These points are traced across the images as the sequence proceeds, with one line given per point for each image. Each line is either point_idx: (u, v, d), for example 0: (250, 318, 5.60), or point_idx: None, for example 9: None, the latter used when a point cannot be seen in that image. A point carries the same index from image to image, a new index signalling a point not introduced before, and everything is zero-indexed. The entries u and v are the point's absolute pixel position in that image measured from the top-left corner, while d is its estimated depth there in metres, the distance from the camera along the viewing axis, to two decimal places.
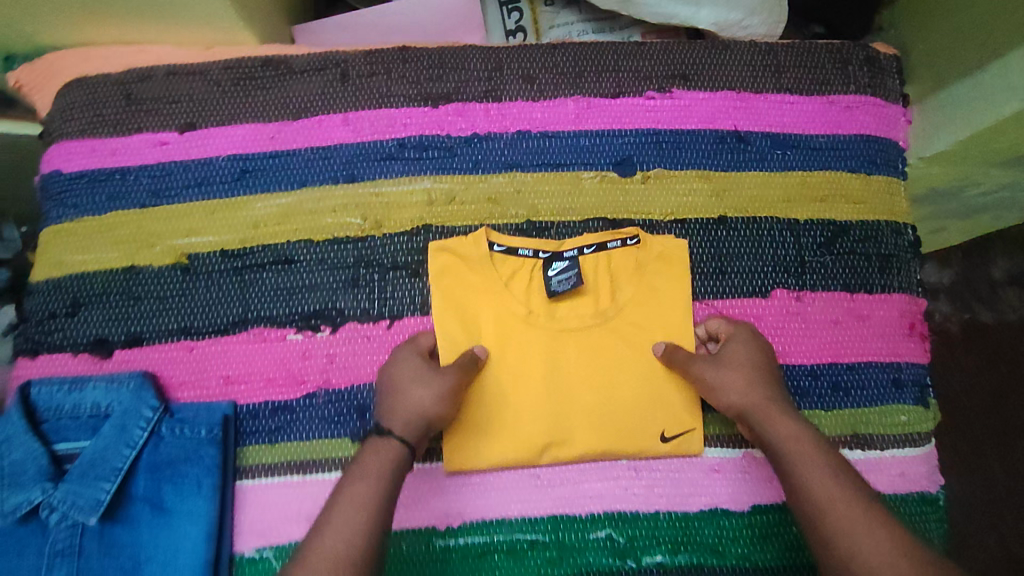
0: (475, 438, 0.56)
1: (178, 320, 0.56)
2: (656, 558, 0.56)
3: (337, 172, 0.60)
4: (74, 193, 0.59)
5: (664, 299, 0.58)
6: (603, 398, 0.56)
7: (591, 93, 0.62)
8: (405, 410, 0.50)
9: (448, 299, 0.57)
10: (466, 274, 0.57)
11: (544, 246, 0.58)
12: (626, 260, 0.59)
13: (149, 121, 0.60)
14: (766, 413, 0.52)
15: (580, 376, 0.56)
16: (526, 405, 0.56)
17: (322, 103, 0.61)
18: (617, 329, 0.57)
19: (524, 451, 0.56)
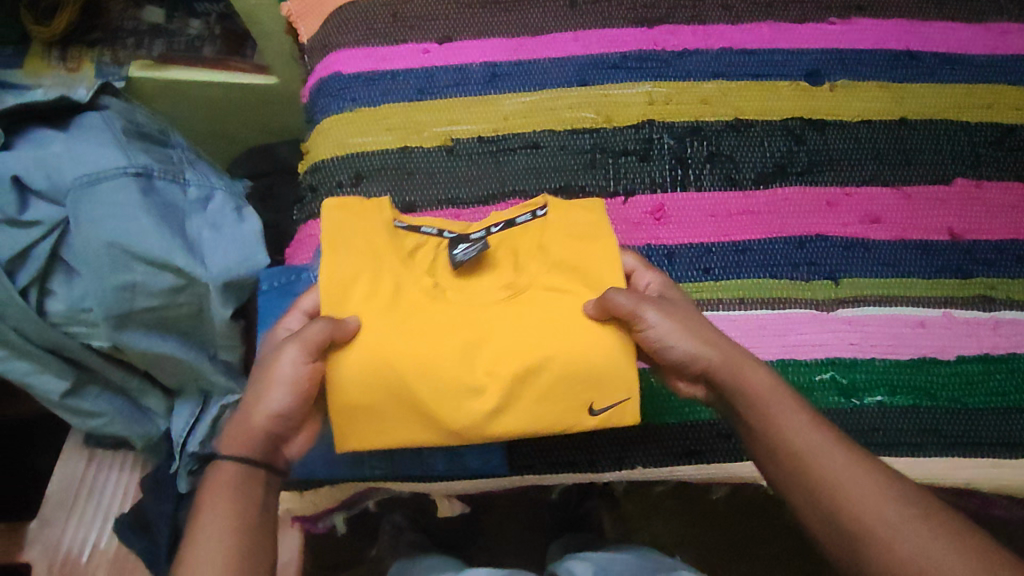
0: (372, 417, 0.52)
1: (446, 192, 0.66)
2: (877, 398, 0.61)
3: (570, 77, 0.70)
4: (352, 89, 0.70)
5: (586, 268, 0.54)
6: (510, 369, 0.50)
7: (782, 19, 0.72)
8: (257, 414, 0.49)
9: (339, 262, 0.54)
10: (364, 238, 0.55)
11: (447, 227, 0.59)
12: (536, 233, 0.57)
13: (413, 34, 0.71)
14: (737, 369, 0.49)
15: (484, 344, 0.51)
16: (426, 375, 0.50)
17: (555, 24, 0.72)
18: (525, 300, 0.53)
19: (430, 426, 0.51)
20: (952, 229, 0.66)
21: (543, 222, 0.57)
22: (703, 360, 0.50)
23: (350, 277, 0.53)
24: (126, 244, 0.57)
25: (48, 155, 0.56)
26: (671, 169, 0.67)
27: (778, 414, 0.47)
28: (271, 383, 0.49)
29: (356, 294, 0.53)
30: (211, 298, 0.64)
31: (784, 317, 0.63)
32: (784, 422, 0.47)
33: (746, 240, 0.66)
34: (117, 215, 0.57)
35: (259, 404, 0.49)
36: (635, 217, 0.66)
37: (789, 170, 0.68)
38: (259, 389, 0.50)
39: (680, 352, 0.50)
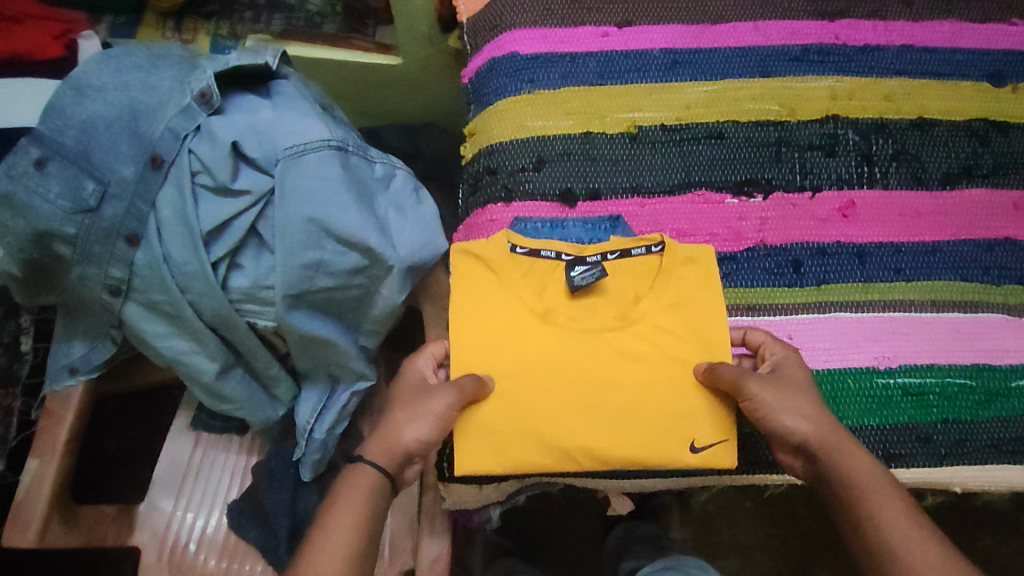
0: (491, 443, 0.53)
1: (631, 180, 0.64)
2: None
3: (753, 68, 0.68)
4: (530, 70, 0.68)
5: (692, 305, 0.56)
6: (614, 412, 0.54)
7: (962, 19, 0.71)
8: (390, 442, 0.52)
9: (466, 301, 0.57)
10: (486, 275, 0.58)
11: (567, 249, 0.59)
12: (645, 266, 0.59)
13: (592, 17, 0.69)
14: (829, 442, 0.50)
15: (593, 389, 0.54)
16: (543, 402, 0.54)
17: (735, 13, 0.70)
18: (638, 333, 0.56)
19: (535, 455, 0.53)
20: None
21: (657, 258, 0.58)
22: (799, 431, 0.51)
23: (487, 311, 0.57)
24: (325, 219, 0.56)
25: (257, 125, 0.55)
26: (857, 166, 0.66)
27: (865, 488, 0.49)
28: (418, 413, 0.52)
29: (484, 325, 0.56)
30: (388, 278, 0.62)
31: (976, 320, 0.62)
32: (871, 498, 0.48)
33: (935, 240, 0.64)
34: (319, 189, 0.55)
35: (406, 425, 0.52)
36: (823, 214, 0.64)
37: (975, 172, 0.66)
38: (409, 413, 0.53)
39: (779, 422, 0.51)
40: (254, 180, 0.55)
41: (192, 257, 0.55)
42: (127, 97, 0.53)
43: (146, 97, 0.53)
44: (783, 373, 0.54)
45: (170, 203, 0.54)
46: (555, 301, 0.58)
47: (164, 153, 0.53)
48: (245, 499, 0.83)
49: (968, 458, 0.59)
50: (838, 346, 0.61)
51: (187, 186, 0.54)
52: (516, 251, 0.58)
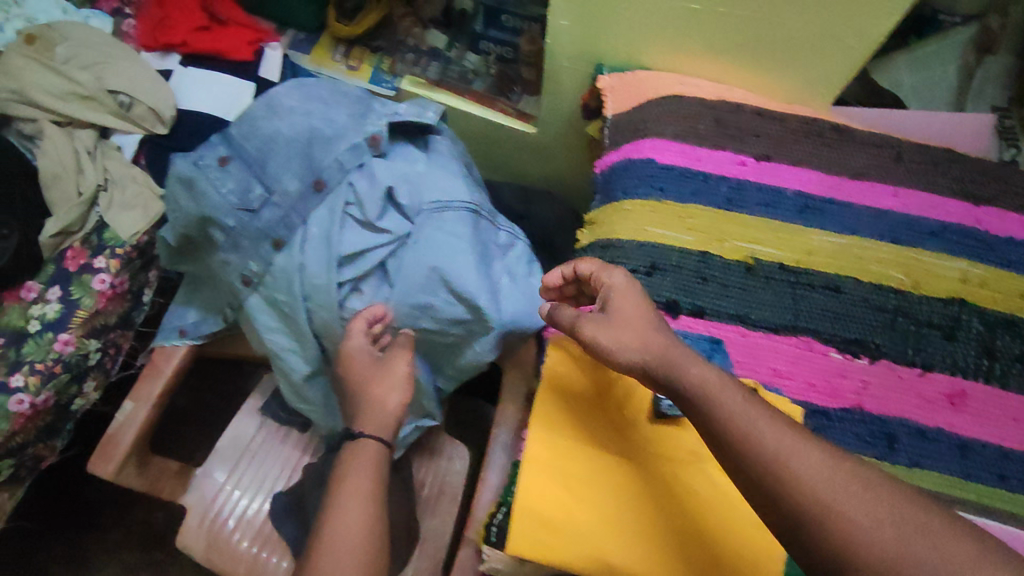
0: (539, 531, 0.54)
1: (737, 308, 0.65)
2: None
3: (884, 231, 0.68)
4: (662, 179, 0.70)
5: None
6: (664, 538, 0.53)
7: None
8: (381, 413, 0.59)
9: (551, 391, 0.60)
10: (577, 373, 0.61)
11: None
12: None
13: (734, 144, 0.71)
14: (670, 366, 0.49)
15: (650, 509, 0.54)
16: (598, 505, 0.54)
17: (878, 173, 0.70)
18: (708, 471, 0.55)
19: (583, 559, 0.53)
20: None
21: None
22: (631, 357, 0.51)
23: (565, 407, 0.59)
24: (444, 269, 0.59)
25: (411, 175, 0.61)
26: (975, 357, 0.63)
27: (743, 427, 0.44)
28: (389, 383, 0.60)
29: (557, 418, 0.59)
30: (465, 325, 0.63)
31: None
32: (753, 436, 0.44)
33: None
34: (445, 240, 0.60)
35: (382, 396, 0.60)
36: (929, 394, 0.62)
37: None
38: (380, 384, 0.60)
39: (614, 353, 0.52)
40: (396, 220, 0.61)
41: (322, 270, 0.59)
42: (309, 126, 0.60)
43: (325, 128, 0.60)
44: (614, 304, 0.54)
45: (319, 223, 0.60)
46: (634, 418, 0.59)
47: (328, 179, 0.60)
48: (291, 496, 0.89)
49: None
50: None
51: (339, 212, 0.59)
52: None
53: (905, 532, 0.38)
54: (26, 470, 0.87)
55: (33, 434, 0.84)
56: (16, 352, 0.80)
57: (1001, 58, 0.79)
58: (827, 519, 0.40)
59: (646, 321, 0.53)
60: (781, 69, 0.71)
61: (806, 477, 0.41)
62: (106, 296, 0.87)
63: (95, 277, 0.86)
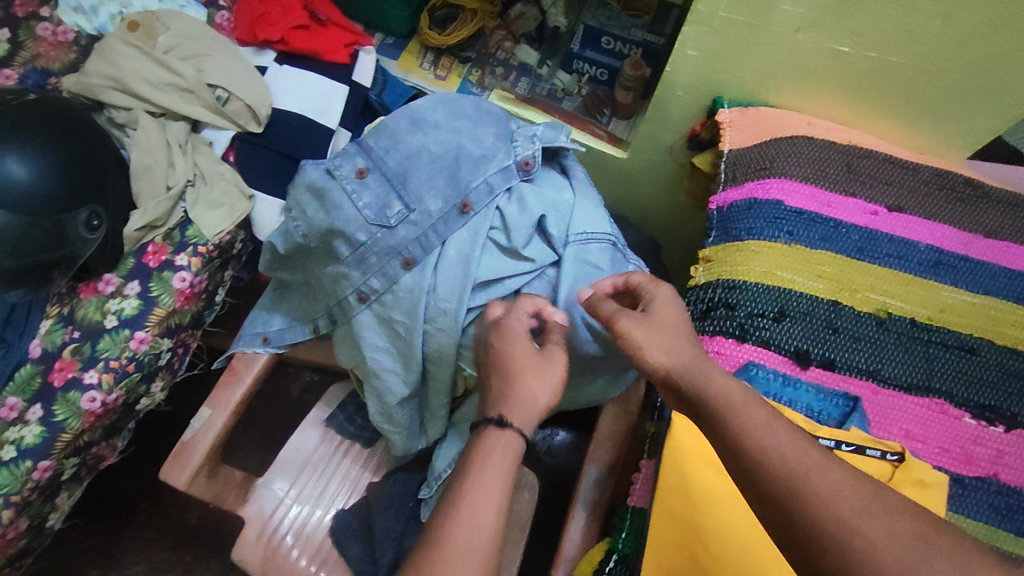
0: None
1: (869, 363, 0.62)
2: None
3: (1019, 293, 0.66)
4: (789, 221, 0.68)
5: None
6: None
7: None
8: (529, 408, 0.49)
9: (682, 441, 0.57)
10: None
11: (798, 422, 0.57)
12: (880, 469, 0.55)
13: (864, 192, 0.70)
14: (696, 372, 0.48)
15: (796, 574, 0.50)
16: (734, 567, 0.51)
17: (1012, 233, 0.68)
18: None
19: None
20: None
21: (890, 467, 0.55)
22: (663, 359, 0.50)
23: (697, 458, 0.56)
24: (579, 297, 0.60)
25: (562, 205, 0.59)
26: None
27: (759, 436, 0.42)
28: (547, 378, 0.51)
29: (686, 467, 0.56)
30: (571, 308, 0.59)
31: None
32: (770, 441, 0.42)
33: None
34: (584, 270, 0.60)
35: (535, 389, 0.50)
36: None
37: None
38: (535, 373, 0.51)
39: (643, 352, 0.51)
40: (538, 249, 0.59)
41: (454, 294, 0.57)
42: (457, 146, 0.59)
43: (473, 150, 0.59)
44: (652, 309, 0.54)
45: (457, 246, 0.57)
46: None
47: (476, 203, 0.57)
48: (356, 514, 0.86)
49: None
50: None
51: (482, 237, 0.57)
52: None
53: (921, 555, 0.34)
54: (87, 468, 0.85)
55: (98, 432, 0.82)
56: (91, 348, 0.77)
57: None
58: (828, 532, 0.36)
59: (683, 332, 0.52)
60: (918, 115, 0.70)
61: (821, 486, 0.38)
62: (184, 296, 0.83)
63: (175, 275, 0.82)
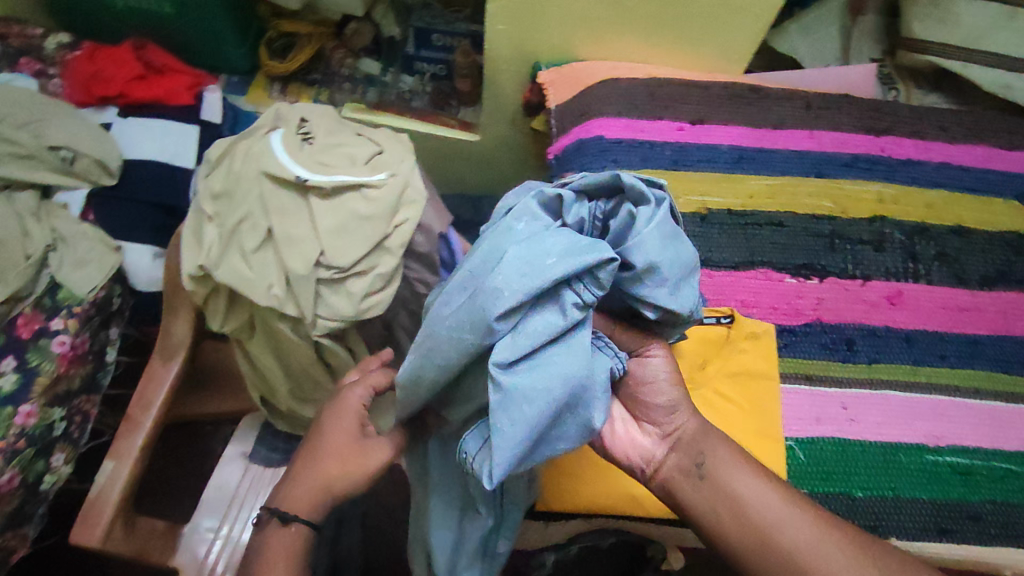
0: (566, 482, 0.58)
1: (701, 253, 0.71)
2: None
3: (808, 168, 0.78)
4: (613, 151, 0.77)
5: (750, 375, 0.63)
6: None
7: (992, 145, 0.82)
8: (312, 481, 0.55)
9: None
10: None
11: None
12: (716, 334, 0.65)
13: (669, 114, 0.80)
14: (707, 440, 0.52)
15: None
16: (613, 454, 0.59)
17: (793, 122, 0.81)
18: (702, 395, 0.62)
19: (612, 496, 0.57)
20: None
21: (725, 330, 0.65)
22: (676, 422, 0.53)
23: None
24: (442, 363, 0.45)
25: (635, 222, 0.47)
26: (903, 262, 0.73)
27: (712, 444, 0.52)
28: (342, 454, 0.56)
29: None
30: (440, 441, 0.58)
31: (1015, 409, 0.66)
32: (717, 450, 0.52)
33: (977, 334, 0.70)
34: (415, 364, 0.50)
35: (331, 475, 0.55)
36: (873, 299, 0.70)
37: (1011, 277, 0.74)
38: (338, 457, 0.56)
39: (662, 400, 0.54)
40: (379, 241, 0.59)
41: (309, 307, 0.59)
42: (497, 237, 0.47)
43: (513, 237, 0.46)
44: (663, 412, 0.54)
45: (294, 255, 0.58)
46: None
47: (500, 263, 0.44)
48: None
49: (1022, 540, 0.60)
50: (890, 421, 0.64)
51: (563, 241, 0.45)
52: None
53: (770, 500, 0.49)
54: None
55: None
56: None
57: (868, 17, 0.95)
58: (739, 507, 0.49)
59: (668, 413, 0.53)
60: (699, 38, 0.82)
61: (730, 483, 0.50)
62: (67, 359, 0.81)
63: (53, 340, 0.80)
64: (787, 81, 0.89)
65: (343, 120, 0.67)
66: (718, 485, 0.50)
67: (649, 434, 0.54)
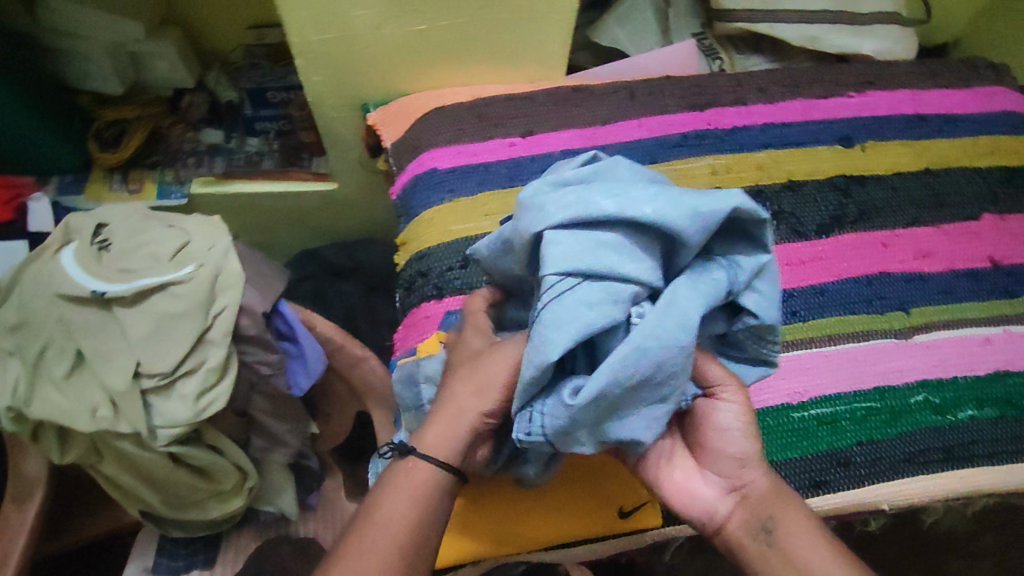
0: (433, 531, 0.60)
1: None
2: (969, 413, 0.66)
3: (642, 157, 0.79)
4: (449, 181, 0.76)
5: None
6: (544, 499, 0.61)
7: (808, 96, 0.85)
8: (461, 416, 0.50)
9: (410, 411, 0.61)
10: None
11: None
12: None
13: (499, 131, 0.79)
14: (783, 509, 0.48)
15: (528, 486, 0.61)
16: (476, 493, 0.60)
17: (621, 114, 0.82)
18: None
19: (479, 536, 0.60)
20: (992, 257, 0.75)
21: None
22: (744, 478, 0.49)
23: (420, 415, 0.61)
24: (634, 215, 0.44)
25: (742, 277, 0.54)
26: None
27: (790, 513, 0.47)
28: (480, 382, 0.50)
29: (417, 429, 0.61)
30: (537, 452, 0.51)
31: (870, 346, 0.68)
32: (793, 522, 0.47)
33: (825, 283, 0.72)
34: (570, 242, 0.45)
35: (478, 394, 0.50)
36: None
37: (845, 220, 0.76)
38: (470, 387, 0.50)
39: (732, 453, 0.49)
40: (198, 335, 0.57)
41: (138, 422, 0.56)
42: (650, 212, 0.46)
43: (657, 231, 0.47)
44: (734, 465, 0.49)
45: (109, 372, 0.55)
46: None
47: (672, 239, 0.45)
48: None
49: (885, 476, 0.62)
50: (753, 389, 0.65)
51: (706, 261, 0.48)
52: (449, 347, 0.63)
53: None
54: None
55: None
56: None
57: None
58: None
59: (739, 467, 0.49)
60: (512, 49, 0.81)
61: (815, 566, 0.45)
62: None
63: None
64: (614, 74, 0.90)
65: (149, 212, 0.63)
66: (806, 564, 0.45)
67: (711, 486, 0.50)
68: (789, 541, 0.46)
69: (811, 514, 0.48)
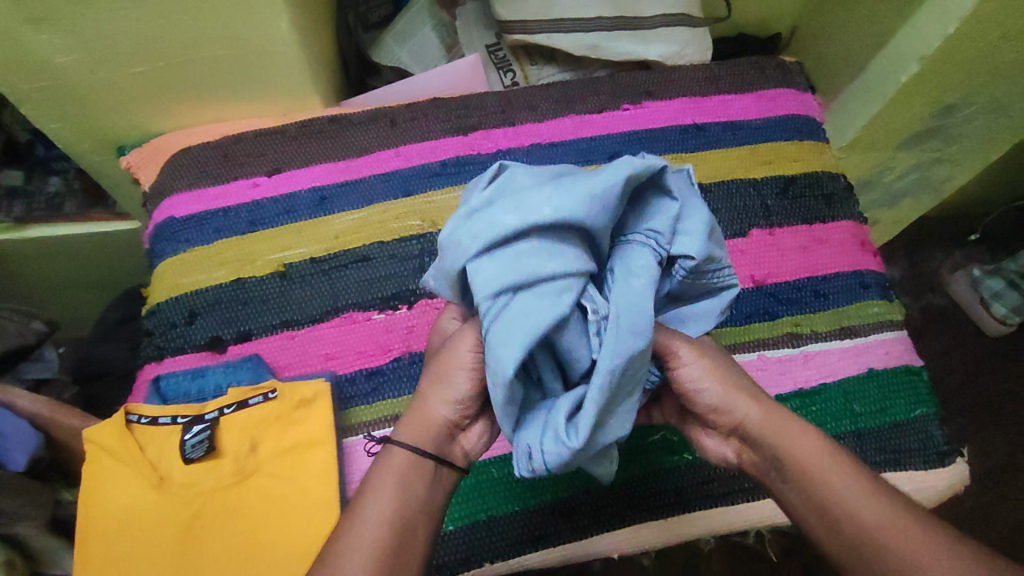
0: None
1: (281, 315, 0.69)
2: None
3: (396, 190, 0.75)
4: (185, 230, 0.73)
5: (306, 448, 0.60)
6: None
7: (581, 112, 0.80)
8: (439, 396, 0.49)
9: (94, 493, 0.59)
10: (114, 465, 0.60)
11: (184, 411, 0.62)
12: (267, 413, 0.61)
13: (244, 171, 0.75)
14: (779, 430, 0.47)
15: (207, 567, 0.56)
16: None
17: (379, 144, 0.77)
18: (251, 484, 0.59)
19: None
20: (754, 276, 0.71)
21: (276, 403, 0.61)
22: (736, 415, 0.48)
23: (106, 496, 0.59)
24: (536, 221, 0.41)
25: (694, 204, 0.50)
26: None
27: (787, 433, 0.47)
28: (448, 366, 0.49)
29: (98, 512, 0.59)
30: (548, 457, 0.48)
31: None
32: (796, 441, 0.46)
33: None
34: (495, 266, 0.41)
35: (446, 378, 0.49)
36: None
37: None
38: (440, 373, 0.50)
39: (711, 403, 0.49)
40: None
41: None
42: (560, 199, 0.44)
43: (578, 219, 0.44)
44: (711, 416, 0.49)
45: None
46: (170, 468, 0.61)
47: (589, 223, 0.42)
48: None
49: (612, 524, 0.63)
50: None
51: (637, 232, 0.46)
52: (135, 420, 0.62)
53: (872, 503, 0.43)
54: None
55: None
56: None
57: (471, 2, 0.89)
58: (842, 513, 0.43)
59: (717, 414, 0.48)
60: (255, 82, 0.75)
61: (830, 479, 0.44)
62: None
63: None
64: (391, 99, 0.85)
65: None
66: (811, 482, 0.44)
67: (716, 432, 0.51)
68: (796, 462, 0.45)
69: (809, 425, 0.47)
